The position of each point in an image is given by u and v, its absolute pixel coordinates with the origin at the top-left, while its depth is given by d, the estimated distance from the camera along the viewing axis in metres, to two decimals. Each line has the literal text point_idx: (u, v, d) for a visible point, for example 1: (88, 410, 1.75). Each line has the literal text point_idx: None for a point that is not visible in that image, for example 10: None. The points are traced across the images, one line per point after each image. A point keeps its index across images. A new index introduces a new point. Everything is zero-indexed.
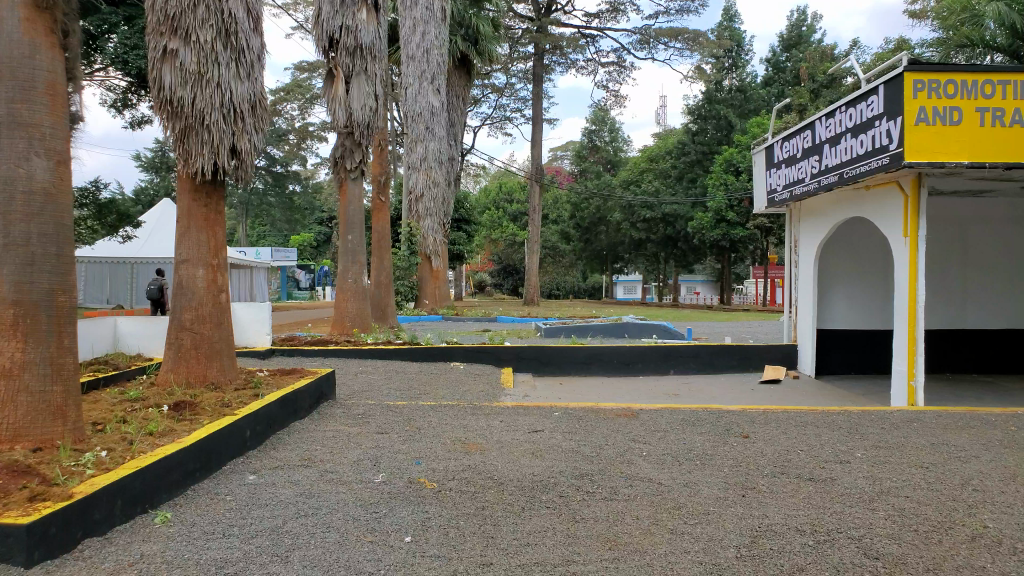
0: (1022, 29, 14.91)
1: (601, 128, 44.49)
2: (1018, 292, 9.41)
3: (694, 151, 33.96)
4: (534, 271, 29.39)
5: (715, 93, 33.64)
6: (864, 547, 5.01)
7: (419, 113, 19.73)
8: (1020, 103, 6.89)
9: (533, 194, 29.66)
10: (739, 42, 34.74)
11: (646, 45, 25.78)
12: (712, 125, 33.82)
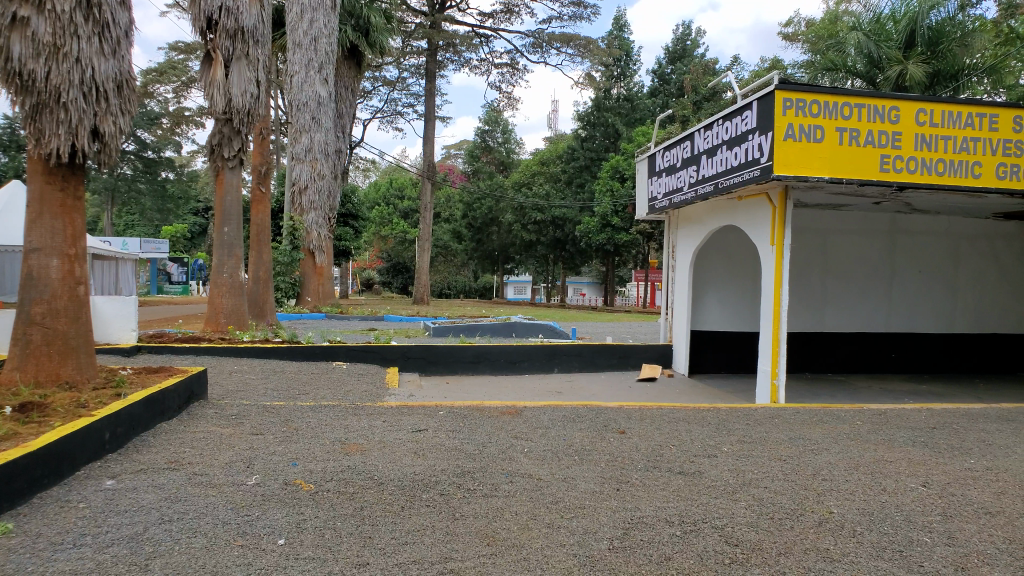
0: (879, 58, 16.28)
1: (493, 128, 44.57)
2: (872, 299, 10.22)
3: (583, 157, 35.02)
4: (424, 270, 29.08)
5: (603, 101, 34.81)
6: (726, 535, 5.30)
7: (306, 102, 19.16)
8: (873, 125, 7.47)
9: (425, 190, 29.33)
10: (627, 52, 35.75)
11: (540, 49, 26.12)
12: (600, 132, 35.04)
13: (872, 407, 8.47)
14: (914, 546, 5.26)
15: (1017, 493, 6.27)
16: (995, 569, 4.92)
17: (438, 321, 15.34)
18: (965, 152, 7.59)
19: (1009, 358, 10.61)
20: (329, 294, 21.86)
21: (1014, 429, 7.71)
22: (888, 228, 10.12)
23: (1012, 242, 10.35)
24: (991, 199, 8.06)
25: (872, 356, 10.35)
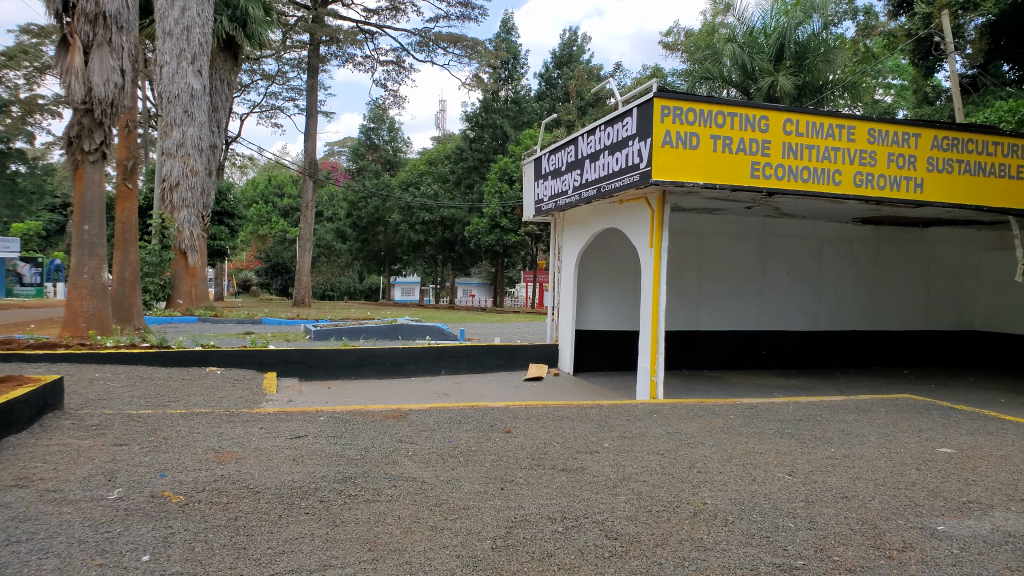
0: (752, 69, 17.20)
1: (379, 126, 44.25)
2: (746, 298, 10.78)
3: (472, 158, 35.53)
4: (305, 271, 28.35)
5: (492, 103, 35.44)
6: (606, 529, 5.45)
7: (177, 95, 18.29)
8: (744, 134, 7.88)
9: (306, 188, 28.61)
10: (515, 55, 36.29)
11: (427, 48, 25.88)
12: (489, 133, 35.62)
13: (744, 402, 8.94)
14: (779, 532, 5.59)
15: (870, 478, 6.81)
16: (850, 549, 5.32)
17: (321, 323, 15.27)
18: (826, 161, 8.08)
19: (866, 353, 11.47)
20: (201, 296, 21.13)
21: (868, 418, 8.36)
22: (759, 231, 10.70)
23: (868, 245, 11.21)
24: (849, 206, 8.67)
25: (746, 352, 10.93)
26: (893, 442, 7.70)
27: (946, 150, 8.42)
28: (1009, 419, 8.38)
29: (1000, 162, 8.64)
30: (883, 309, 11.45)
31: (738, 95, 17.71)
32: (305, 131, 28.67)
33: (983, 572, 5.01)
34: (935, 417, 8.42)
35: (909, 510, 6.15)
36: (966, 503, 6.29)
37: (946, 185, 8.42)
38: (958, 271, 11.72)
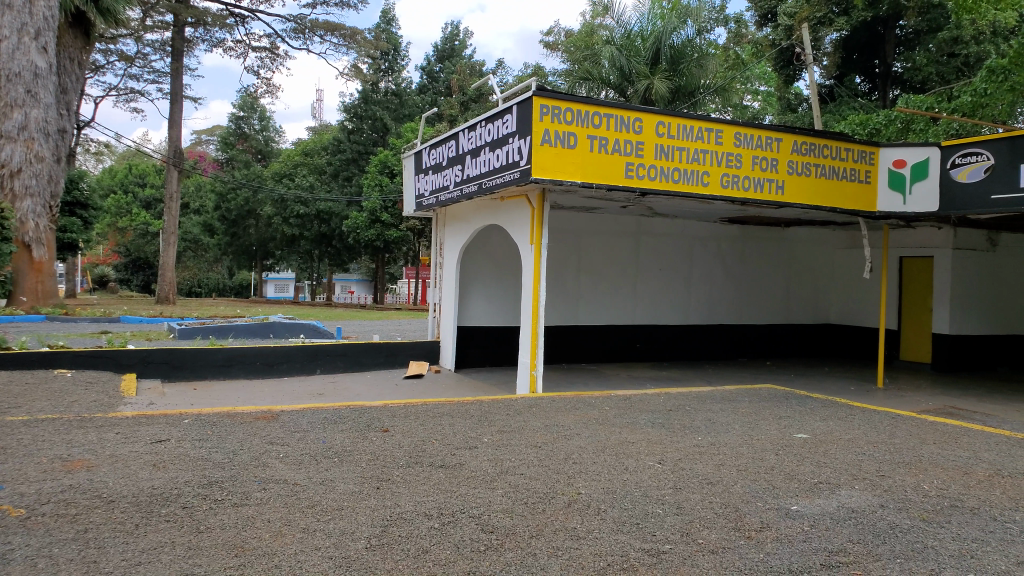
0: (629, 72, 17.59)
1: (249, 115, 42.27)
2: (623, 293, 11.14)
3: (350, 150, 34.28)
4: (169, 266, 26.84)
5: (370, 93, 34.47)
6: (482, 523, 5.49)
7: (19, 73, 16.85)
8: (620, 134, 8.13)
9: (171, 178, 27.12)
10: (395, 46, 35.76)
11: (302, 35, 24.87)
12: (367, 125, 34.47)
13: (619, 393, 9.24)
14: (649, 518, 5.82)
15: (733, 464, 7.22)
16: (713, 532, 5.63)
17: (185, 323, 14.62)
18: (696, 163, 8.45)
19: (733, 345, 12.14)
20: (49, 293, 19.88)
21: (733, 407, 8.85)
22: (633, 229, 11.08)
23: (733, 244, 11.89)
24: (717, 206, 9.11)
25: (624, 346, 11.28)
26: (754, 429, 8.19)
27: (804, 155, 8.99)
28: (857, 404, 9.12)
29: (852, 167, 9.32)
30: (748, 304, 12.17)
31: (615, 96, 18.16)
32: (169, 117, 27.07)
33: (830, 547, 5.44)
34: (793, 405, 9.04)
35: (768, 492, 6.56)
36: (817, 483, 6.80)
37: (804, 187, 8.98)
38: (813, 269, 12.68)
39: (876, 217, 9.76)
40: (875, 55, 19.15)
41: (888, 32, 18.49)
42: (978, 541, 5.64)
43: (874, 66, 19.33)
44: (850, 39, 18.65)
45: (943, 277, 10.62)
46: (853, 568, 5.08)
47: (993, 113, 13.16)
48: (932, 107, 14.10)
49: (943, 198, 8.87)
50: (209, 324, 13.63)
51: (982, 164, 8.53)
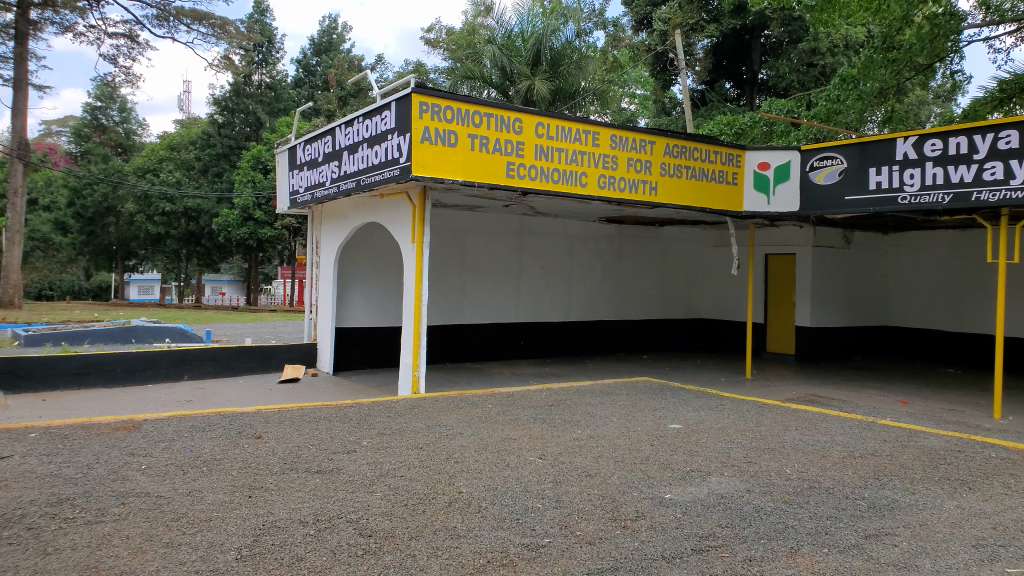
0: (510, 72, 17.75)
1: (108, 106, 39.38)
2: (507, 292, 11.24)
3: (221, 144, 32.89)
4: (14, 267, 24.75)
5: (243, 86, 33.10)
6: (359, 527, 5.39)
7: None
8: (500, 134, 8.19)
9: (15, 172, 24.91)
10: (269, 38, 34.29)
11: (166, 23, 23.33)
12: (239, 118, 33.11)
13: (502, 391, 9.33)
14: (528, 513, 5.90)
15: (611, 456, 7.43)
16: (591, 523, 5.77)
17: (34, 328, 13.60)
18: (574, 164, 8.64)
19: (615, 341, 12.56)
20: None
21: (611, 400, 9.12)
22: (515, 228, 11.21)
23: (612, 242, 12.29)
24: (595, 206, 9.36)
25: (510, 344, 11.37)
26: (631, 421, 8.46)
27: (676, 157, 9.39)
28: (728, 395, 9.60)
29: (720, 169, 9.80)
30: (628, 301, 12.62)
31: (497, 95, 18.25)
32: (14, 106, 24.86)
33: (700, 532, 5.70)
34: (667, 397, 9.41)
35: (643, 482, 6.80)
36: (690, 471, 7.11)
37: (676, 188, 9.36)
38: (687, 266, 13.30)
39: (743, 217, 10.32)
40: (742, 62, 20.20)
41: (754, 41, 19.72)
42: (833, 518, 6.07)
43: (741, 72, 20.43)
44: (721, 45, 19.73)
45: (805, 273, 11.37)
46: (721, 551, 5.34)
47: (845, 121, 14.17)
48: (793, 113, 15.00)
49: (802, 200, 9.46)
50: (61, 329, 12.71)
51: (835, 168, 9.15)
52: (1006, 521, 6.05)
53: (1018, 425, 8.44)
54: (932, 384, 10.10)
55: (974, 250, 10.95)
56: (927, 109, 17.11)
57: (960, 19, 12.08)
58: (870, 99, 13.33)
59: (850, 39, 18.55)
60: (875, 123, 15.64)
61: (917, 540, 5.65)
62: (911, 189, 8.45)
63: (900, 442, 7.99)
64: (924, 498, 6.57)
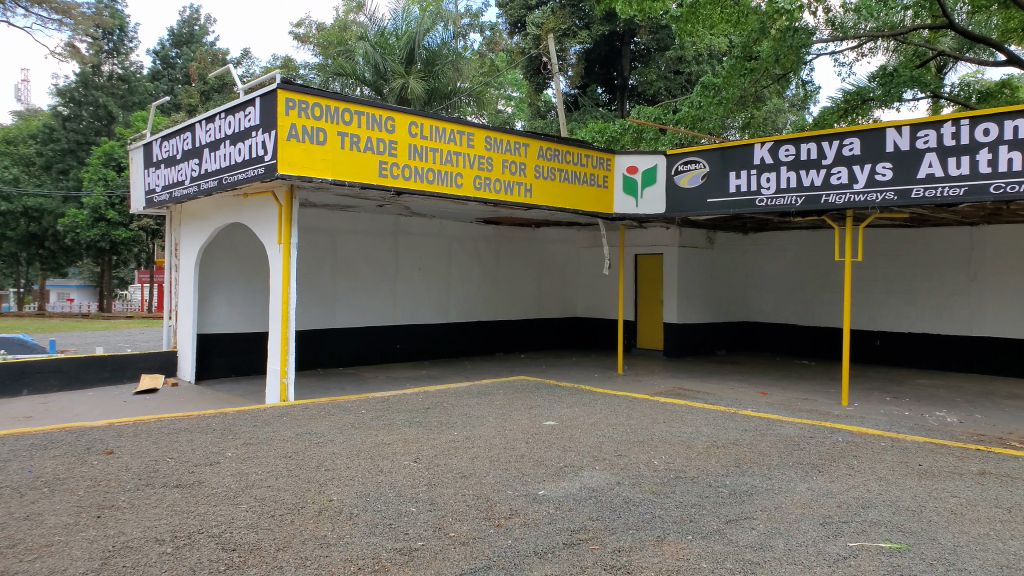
0: (383, 70, 17.69)
1: None
2: (383, 294, 11.11)
3: (66, 139, 30.47)
4: None
5: (92, 77, 31.01)
6: (222, 542, 5.17)
7: None
8: (372, 132, 8.06)
9: None
10: (122, 26, 32.15)
11: None
12: (88, 112, 30.96)
13: (377, 395, 9.21)
14: (401, 517, 5.85)
15: (486, 455, 7.49)
16: (465, 523, 5.79)
17: None
18: (449, 165, 8.63)
19: (493, 341, 12.68)
20: None
21: (488, 400, 9.21)
22: (391, 229, 11.12)
23: (488, 243, 12.47)
24: (471, 206, 9.38)
25: (387, 346, 11.24)
26: (507, 420, 8.57)
27: (549, 160, 9.59)
28: (600, 391, 9.90)
29: (591, 172, 10.08)
30: (504, 301, 12.80)
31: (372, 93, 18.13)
32: None
33: (572, 526, 5.84)
34: (543, 394, 9.60)
35: (517, 480, 6.89)
36: (563, 467, 7.28)
37: (549, 190, 9.55)
38: (561, 266, 13.70)
39: (614, 219, 10.67)
40: (614, 67, 21.10)
41: (624, 47, 20.53)
42: (696, 506, 6.37)
43: (613, 78, 21.23)
44: (592, 51, 20.49)
45: (672, 272, 11.92)
46: (591, 543, 5.49)
47: (708, 127, 15.07)
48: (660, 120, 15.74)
49: (669, 202, 9.88)
50: None
51: (699, 172, 9.60)
52: (849, 499, 6.57)
53: (861, 410, 9.19)
54: (790, 375, 10.83)
55: (823, 249, 11.85)
56: (784, 117, 18.36)
57: (807, 34, 12.94)
58: (731, 106, 14.35)
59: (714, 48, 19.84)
60: (736, 129, 16.65)
61: (771, 522, 6.03)
62: (767, 192, 8.98)
63: (759, 430, 8.50)
64: (779, 483, 7.02)
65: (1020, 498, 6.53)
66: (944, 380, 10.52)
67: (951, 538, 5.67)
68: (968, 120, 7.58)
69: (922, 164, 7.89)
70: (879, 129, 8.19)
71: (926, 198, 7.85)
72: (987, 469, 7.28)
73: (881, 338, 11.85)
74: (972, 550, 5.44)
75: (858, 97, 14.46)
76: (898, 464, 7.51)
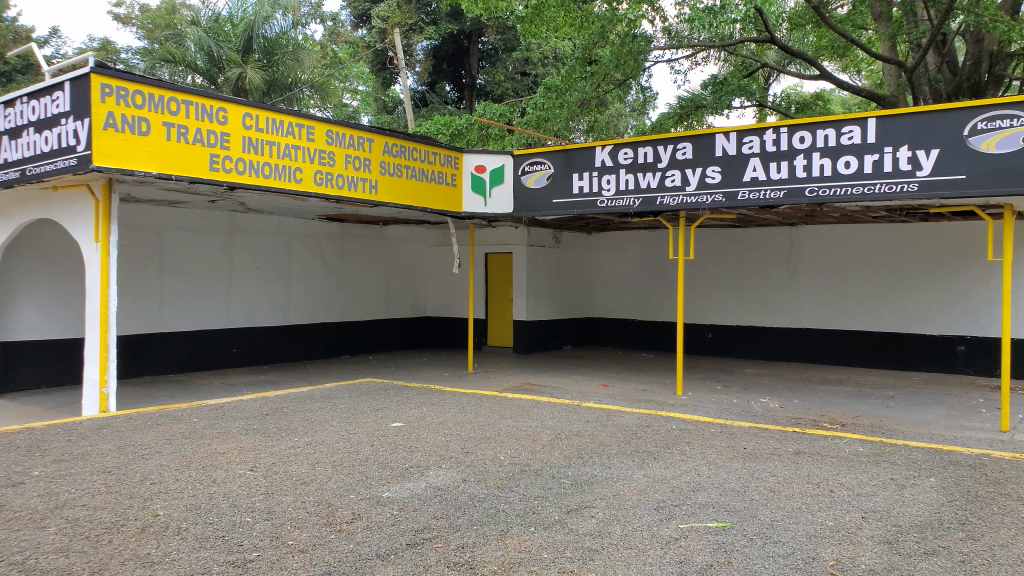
0: (218, 59, 17.38)
1: None
2: (219, 294, 10.61)
3: None
4: None
5: None
6: (24, 570, 4.71)
7: None
8: (201, 124, 7.61)
9: None
10: None
11: None
12: None
13: (210, 403, 8.75)
14: (235, 529, 5.58)
15: (327, 460, 7.29)
16: (304, 531, 5.60)
17: None
18: (287, 158, 8.32)
19: (339, 341, 12.44)
20: None
21: (331, 404, 8.99)
22: (224, 226, 10.63)
23: (332, 240, 12.22)
24: (312, 203, 9.09)
25: (225, 349, 10.73)
26: (351, 423, 8.40)
27: (395, 156, 9.46)
28: (447, 389, 9.95)
29: (438, 170, 10.05)
30: (350, 300, 12.60)
31: (205, 82, 17.68)
32: None
33: (416, 526, 5.81)
34: (390, 396, 9.51)
35: (361, 483, 6.76)
36: (408, 468, 7.22)
37: (395, 188, 9.43)
38: (407, 264, 13.72)
39: (462, 218, 10.72)
40: (461, 66, 21.33)
41: (471, 46, 20.86)
42: (539, 498, 6.52)
43: (461, 76, 21.50)
44: (439, 48, 20.61)
45: (520, 270, 12.20)
46: (434, 542, 5.48)
47: (553, 129, 15.36)
48: (506, 119, 15.93)
49: (515, 201, 10.06)
50: None
51: (544, 173, 9.84)
52: (681, 483, 6.96)
53: (694, 399, 9.79)
54: (631, 367, 11.38)
55: (659, 247, 12.53)
56: (624, 121, 19.33)
57: (645, 42, 13.70)
58: (573, 108, 14.84)
59: (558, 52, 20.62)
60: (581, 132, 17.40)
61: (610, 510, 6.28)
62: (608, 193, 9.36)
63: (600, 422, 8.84)
64: (618, 471, 7.34)
65: (828, 473, 7.19)
66: (769, 368, 11.42)
67: (769, 514, 6.14)
68: (787, 129, 8.21)
69: (747, 169, 8.48)
70: (709, 134, 8.71)
71: (750, 200, 8.45)
72: (801, 449, 7.96)
73: (712, 330, 12.68)
74: (786, 523, 5.92)
75: (693, 104, 15.45)
76: (725, 448, 8.05)
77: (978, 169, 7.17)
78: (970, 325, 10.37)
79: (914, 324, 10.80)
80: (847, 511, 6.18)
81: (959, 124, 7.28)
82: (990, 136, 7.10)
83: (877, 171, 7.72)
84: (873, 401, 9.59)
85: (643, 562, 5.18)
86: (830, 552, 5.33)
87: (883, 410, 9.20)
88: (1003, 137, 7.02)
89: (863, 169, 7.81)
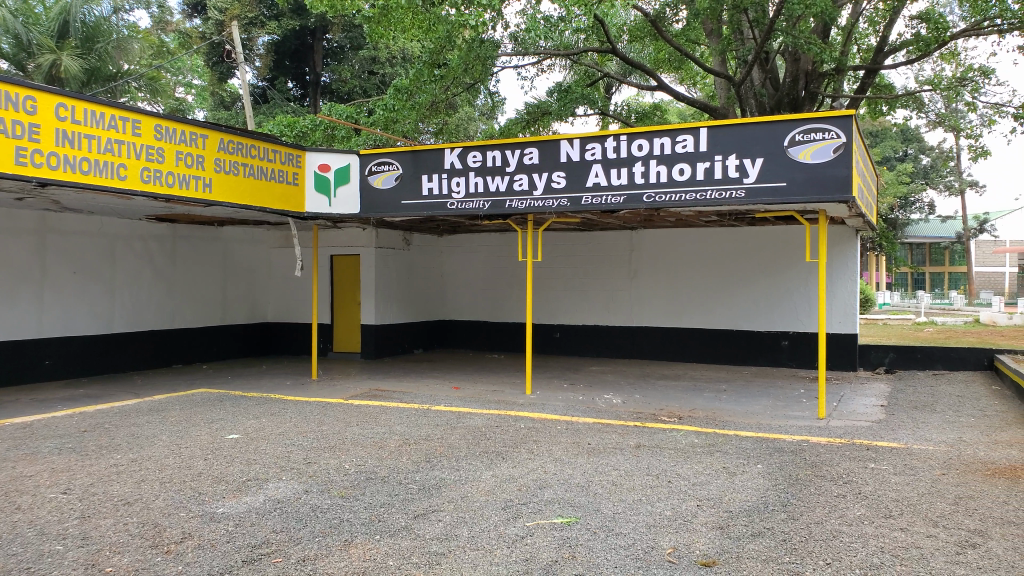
0: (26, 43, 16.18)
1: None
2: (31, 300, 9.72)
3: None
4: None
5: None
6: None
7: None
8: (4, 113, 6.88)
9: None
10: None
11: None
12: None
13: (15, 422, 7.95)
14: (43, 559, 5.08)
15: (155, 477, 6.81)
16: (125, 556, 5.19)
17: None
18: (109, 154, 7.72)
19: (171, 349, 11.75)
20: None
21: (160, 418, 8.43)
22: (33, 226, 9.74)
23: (161, 243, 11.55)
24: (137, 202, 8.49)
25: (36, 361, 9.84)
26: (183, 437, 7.90)
27: (231, 154, 9.02)
28: (290, 398, 9.61)
29: (280, 169, 9.66)
30: (184, 306, 11.94)
31: (11, 66, 16.41)
32: None
33: (253, 541, 5.54)
34: (226, 407, 9.06)
35: (192, 500, 6.36)
36: (245, 481, 6.87)
37: (231, 187, 8.98)
38: (246, 267, 13.18)
39: (306, 222, 10.40)
40: (305, 63, 21.04)
41: (316, 43, 20.72)
42: (386, 505, 6.41)
43: (304, 73, 21.30)
44: (281, 44, 20.08)
45: (370, 273, 12.03)
46: (273, 556, 5.25)
47: (402, 130, 15.27)
48: (353, 119, 15.63)
49: (363, 202, 9.88)
50: None
51: (393, 174, 9.73)
52: (528, 481, 7.08)
53: (542, 398, 10.02)
54: (483, 369, 11.49)
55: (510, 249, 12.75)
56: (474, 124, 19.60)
57: (491, 48, 14.20)
58: (422, 111, 14.88)
59: (406, 53, 20.47)
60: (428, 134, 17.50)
61: (457, 512, 6.27)
62: (458, 196, 9.39)
63: (449, 424, 8.84)
64: (465, 473, 7.35)
65: (666, 464, 7.56)
66: (612, 366, 11.90)
67: (611, 507, 6.36)
68: (627, 137, 8.56)
69: (589, 174, 8.76)
70: (554, 140, 8.92)
71: (593, 205, 8.74)
72: (641, 442, 8.32)
73: (560, 330, 13.05)
74: (627, 515, 6.15)
75: (539, 110, 15.87)
76: (571, 444, 8.28)
77: (797, 177, 7.76)
78: (792, 322, 11.30)
79: (745, 321, 11.60)
80: (684, 500, 6.50)
81: (780, 135, 7.85)
82: (806, 147, 7.71)
83: (708, 178, 8.19)
84: (707, 394, 10.20)
85: (489, 562, 5.21)
86: (668, 540, 5.58)
87: (717, 403, 9.80)
88: (817, 148, 7.66)
89: (696, 176, 8.26)
